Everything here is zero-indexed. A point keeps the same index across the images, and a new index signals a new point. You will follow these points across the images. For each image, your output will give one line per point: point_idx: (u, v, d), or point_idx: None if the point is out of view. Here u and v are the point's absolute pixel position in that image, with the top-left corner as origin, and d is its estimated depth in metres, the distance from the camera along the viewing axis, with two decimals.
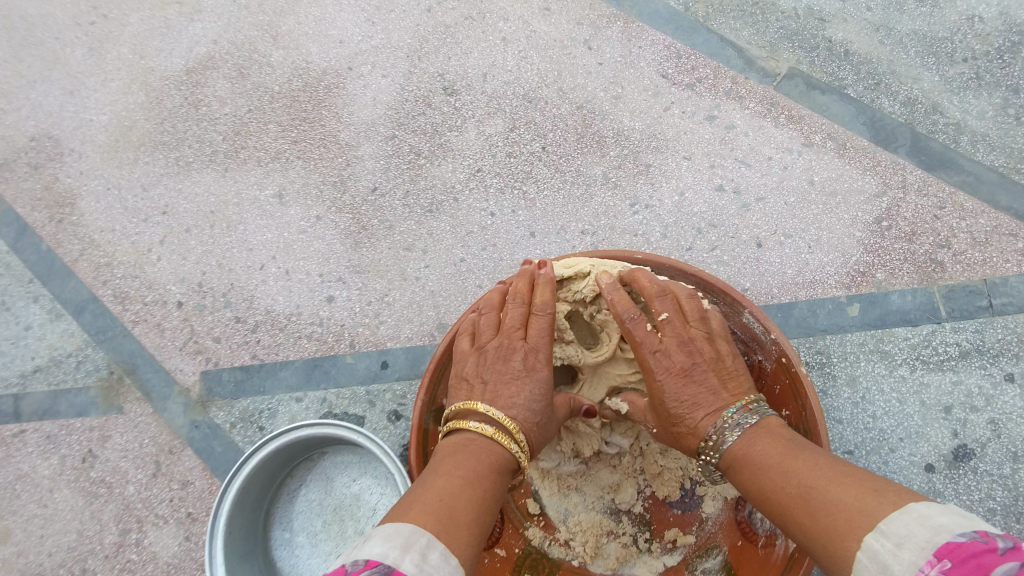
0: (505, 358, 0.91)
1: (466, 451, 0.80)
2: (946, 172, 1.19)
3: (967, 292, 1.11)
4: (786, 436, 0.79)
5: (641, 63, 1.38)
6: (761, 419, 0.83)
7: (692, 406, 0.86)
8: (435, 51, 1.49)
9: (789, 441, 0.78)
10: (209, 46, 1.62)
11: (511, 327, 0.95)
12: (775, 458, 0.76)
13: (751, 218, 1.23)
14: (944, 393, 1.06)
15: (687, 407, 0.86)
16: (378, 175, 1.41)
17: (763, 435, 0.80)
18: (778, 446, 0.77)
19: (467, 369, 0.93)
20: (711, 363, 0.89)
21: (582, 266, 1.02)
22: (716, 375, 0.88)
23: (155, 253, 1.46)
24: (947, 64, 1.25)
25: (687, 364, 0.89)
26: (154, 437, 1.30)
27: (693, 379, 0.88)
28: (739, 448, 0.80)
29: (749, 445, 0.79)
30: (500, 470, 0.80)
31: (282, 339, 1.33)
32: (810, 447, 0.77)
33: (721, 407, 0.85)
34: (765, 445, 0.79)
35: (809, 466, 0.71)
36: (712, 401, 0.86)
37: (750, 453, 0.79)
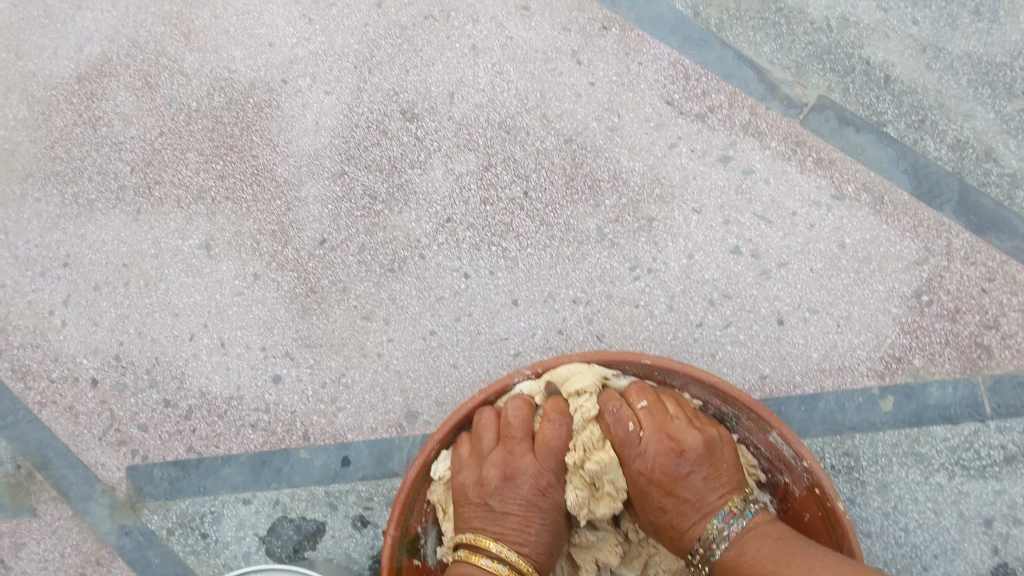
0: (512, 477, 0.84)
1: None
2: (996, 236, 1.02)
3: (1015, 383, 0.97)
4: (775, 537, 0.74)
5: (642, 85, 1.14)
6: (750, 522, 0.77)
7: (681, 510, 0.80)
8: (389, 61, 1.21)
9: (773, 536, 0.75)
10: (104, 45, 1.30)
11: (516, 436, 0.86)
12: (763, 559, 0.72)
13: (771, 288, 1.04)
14: (985, 505, 0.94)
15: (674, 515, 0.81)
16: (326, 223, 1.17)
17: (760, 538, 0.75)
18: (768, 548, 0.73)
19: (464, 480, 0.85)
20: (702, 463, 0.82)
21: (583, 383, 0.88)
22: (705, 473, 0.81)
23: (59, 316, 1.21)
24: (1004, 98, 1.06)
25: (670, 468, 0.82)
26: (77, 545, 1.11)
27: (678, 483, 0.81)
28: (730, 557, 0.75)
29: (742, 554, 0.75)
30: None
31: (221, 428, 1.12)
32: (801, 544, 0.73)
33: (707, 512, 0.79)
34: (757, 548, 0.74)
35: (806, 571, 0.68)
36: (702, 507, 0.80)
37: (745, 562, 0.74)
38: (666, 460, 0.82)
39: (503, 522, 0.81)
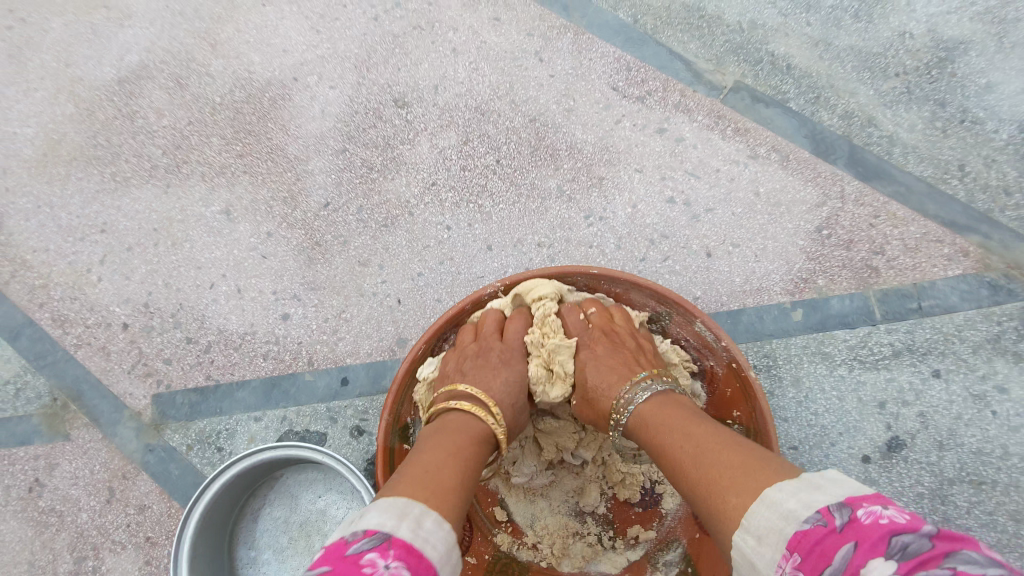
0: (483, 354, 0.99)
1: (443, 429, 0.85)
2: (879, 183, 1.26)
3: (898, 295, 1.19)
4: (686, 411, 0.85)
5: (592, 76, 1.39)
6: (666, 392, 0.91)
7: (612, 376, 0.95)
8: (384, 62, 1.46)
9: (690, 412, 0.85)
10: (142, 54, 1.54)
11: (488, 333, 1.04)
12: (673, 425, 0.81)
13: (701, 229, 1.26)
14: (878, 390, 1.15)
15: (607, 384, 0.95)
16: (330, 191, 1.38)
17: (672, 403, 0.88)
18: (676, 420, 0.82)
19: (446, 365, 1.02)
20: (631, 345, 1.01)
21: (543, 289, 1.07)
22: (634, 352, 0.99)
23: (96, 273, 1.39)
24: (880, 78, 1.32)
25: (609, 353, 0.99)
26: (106, 463, 1.27)
27: (612, 357, 0.98)
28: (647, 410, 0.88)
29: (656, 424, 0.84)
30: (478, 442, 0.85)
31: (237, 359, 1.30)
32: (705, 421, 0.81)
33: (631, 376, 0.93)
34: (672, 411, 0.85)
35: (700, 442, 0.75)
36: (629, 371, 0.95)
37: (648, 415, 0.87)
38: (606, 345, 0.99)
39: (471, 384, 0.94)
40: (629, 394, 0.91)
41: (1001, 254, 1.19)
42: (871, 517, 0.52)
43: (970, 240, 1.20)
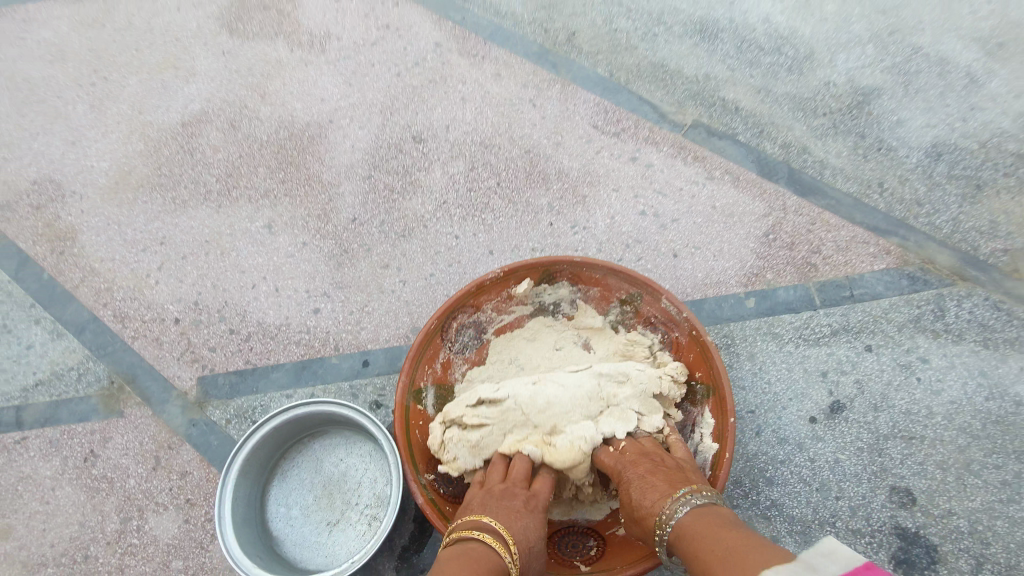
0: (509, 498, 1.05)
1: (464, 555, 0.90)
2: (814, 197, 1.52)
3: (834, 285, 1.42)
4: (715, 520, 0.90)
5: (576, 117, 1.69)
6: (705, 505, 0.95)
7: (648, 500, 1.01)
8: (405, 107, 1.77)
9: (725, 520, 0.91)
10: (203, 104, 1.85)
11: (517, 476, 1.11)
12: (707, 528, 0.89)
13: (668, 235, 1.52)
14: (821, 362, 1.34)
15: (643, 497, 1.01)
16: (357, 208, 1.64)
17: (706, 513, 0.92)
18: (706, 526, 0.89)
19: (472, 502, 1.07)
20: (666, 469, 1.06)
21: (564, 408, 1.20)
22: (670, 472, 1.04)
23: (154, 277, 1.62)
24: (811, 117, 1.61)
25: (639, 474, 1.06)
26: (154, 435, 1.45)
27: (648, 480, 1.04)
28: (683, 525, 0.92)
29: (687, 526, 0.91)
30: (497, 572, 0.89)
31: (274, 346, 1.51)
32: (732, 525, 0.89)
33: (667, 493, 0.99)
34: (708, 521, 0.90)
35: (723, 542, 0.84)
36: (664, 492, 1.00)
37: (685, 527, 0.91)
38: (642, 481, 1.05)
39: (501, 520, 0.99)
40: (671, 507, 0.96)
41: (917, 251, 1.44)
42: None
43: (891, 241, 1.45)
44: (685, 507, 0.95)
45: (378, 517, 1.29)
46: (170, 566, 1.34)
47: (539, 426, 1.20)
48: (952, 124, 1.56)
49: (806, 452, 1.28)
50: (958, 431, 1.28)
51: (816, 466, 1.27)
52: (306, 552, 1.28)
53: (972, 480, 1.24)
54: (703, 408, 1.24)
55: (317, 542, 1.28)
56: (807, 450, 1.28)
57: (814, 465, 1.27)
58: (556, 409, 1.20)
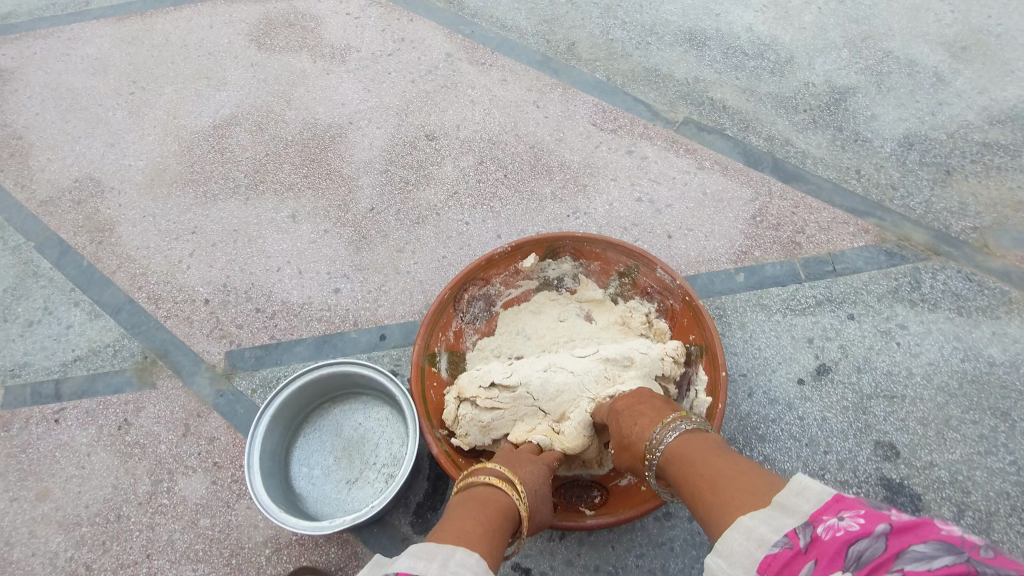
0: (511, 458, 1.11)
1: (471, 498, 0.93)
2: (798, 183, 1.65)
3: (817, 261, 1.52)
4: (702, 449, 0.93)
5: (577, 116, 1.84)
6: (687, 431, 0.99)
7: (638, 433, 1.06)
8: (419, 110, 1.92)
9: (716, 446, 0.93)
10: (233, 109, 2.02)
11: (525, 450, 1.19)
12: (700, 458, 0.91)
13: (664, 219, 1.64)
14: (807, 329, 1.43)
15: (636, 434, 1.06)
16: (375, 199, 1.78)
17: (694, 438, 0.96)
18: (698, 450, 0.93)
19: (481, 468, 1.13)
20: (651, 405, 1.11)
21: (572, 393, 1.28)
22: (656, 406, 1.10)
23: (186, 263, 1.74)
24: (793, 113, 1.75)
25: (630, 419, 1.11)
26: (184, 404, 1.52)
27: (635, 416, 1.10)
28: (672, 448, 0.97)
29: (682, 449, 0.95)
30: (506, 510, 0.92)
31: (296, 323, 1.61)
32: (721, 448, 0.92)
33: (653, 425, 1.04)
34: (698, 448, 0.93)
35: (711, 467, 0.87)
36: (647, 424, 1.05)
37: (674, 454, 0.96)
38: (631, 419, 1.10)
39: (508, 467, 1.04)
40: (659, 435, 1.01)
41: (894, 230, 1.55)
42: (830, 533, 0.63)
43: (869, 221, 1.57)
44: (671, 432, 0.99)
45: (395, 475, 1.34)
46: (197, 524, 1.38)
47: (549, 414, 1.29)
48: (922, 118, 1.70)
49: (795, 412, 1.34)
50: (936, 391, 1.34)
51: (805, 423, 1.32)
52: (326, 508, 1.33)
53: (952, 434, 1.30)
54: (697, 367, 1.33)
55: (337, 499, 1.34)
56: (797, 409, 1.34)
57: (803, 422, 1.33)
58: (566, 396, 1.29)
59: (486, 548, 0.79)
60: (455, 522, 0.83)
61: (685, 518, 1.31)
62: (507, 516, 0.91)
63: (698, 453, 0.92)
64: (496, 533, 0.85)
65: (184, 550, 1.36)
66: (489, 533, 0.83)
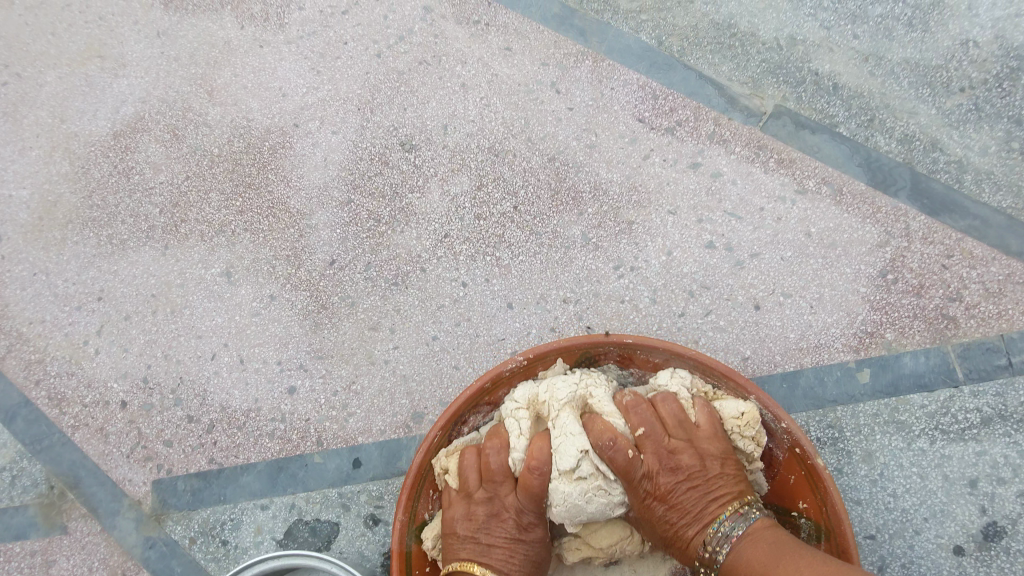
0: (493, 520, 0.90)
1: None
2: (950, 216, 1.10)
3: (983, 350, 1.03)
4: (774, 540, 0.79)
5: (615, 106, 1.27)
6: (749, 527, 0.82)
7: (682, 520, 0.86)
8: (389, 101, 1.35)
9: (775, 541, 0.79)
10: (137, 106, 1.46)
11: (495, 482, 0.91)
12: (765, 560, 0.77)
13: (746, 276, 1.12)
14: (968, 466, 0.98)
15: (677, 525, 0.86)
16: (335, 247, 1.28)
17: (755, 540, 0.80)
18: (764, 549, 0.78)
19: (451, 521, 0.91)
20: (698, 476, 0.87)
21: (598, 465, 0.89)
22: (704, 488, 0.87)
23: (93, 345, 1.31)
24: (943, 95, 1.16)
25: (673, 485, 0.87)
26: (105, 559, 1.18)
27: (680, 496, 0.86)
28: (732, 564, 0.80)
29: (740, 556, 0.80)
30: None
31: (242, 439, 1.20)
32: (796, 547, 0.77)
33: (707, 519, 0.85)
34: (754, 550, 0.79)
35: (794, 567, 0.74)
36: (702, 516, 0.85)
37: (743, 563, 0.79)
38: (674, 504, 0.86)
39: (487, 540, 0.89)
40: (712, 541, 0.83)
41: None
42: None
43: None
44: (727, 546, 0.81)
45: None
46: None
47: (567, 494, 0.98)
48: None
49: None
50: None
51: None
52: None
53: None
54: None
55: None
56: None
57: None
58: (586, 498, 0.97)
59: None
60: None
61: None
62: None
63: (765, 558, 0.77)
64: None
65: None
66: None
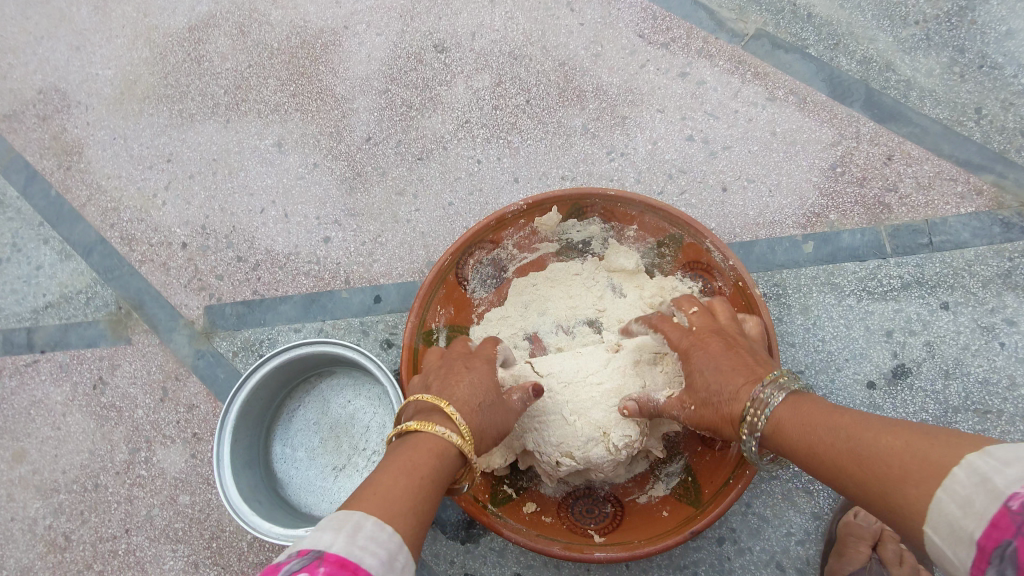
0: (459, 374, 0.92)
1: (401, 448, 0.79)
2: (895, 124, 1.30)
3: (910, 231, 1.22)
4: (829, 407, 0.73)
5: (620, 24, 1.47)
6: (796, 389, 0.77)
7: (726, 382, 0.83)
8: (427, 11, 1.56)
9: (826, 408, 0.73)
10: (211, 5, 1.68)
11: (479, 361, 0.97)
12: (823, 424, 0.71)
13: (718, 164, 1.32)
14: (886, 319, 1.18)
15: (722, 381, 0.83)
16: (372, 126, 1.50)
17: (806, 403, 0.75)
18: (815, 412, 0.73)
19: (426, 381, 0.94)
20: (743, 348, 0.87)
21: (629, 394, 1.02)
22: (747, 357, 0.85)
23: (161, 198, 1.54)
24: (900, 26, 1.35)
25: (718, 351, 0.87)
26: (161, 365, 1.41)
27: (721, 362, 0.86)
28: (784, 417, 0.75)
29: (790, 415, 0.74)
30: (442, 455, 0.78)
31: (281, 277, 1.42)
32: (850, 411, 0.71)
33: (756, 378, 0.81)
34: (809, 414, 0.73)
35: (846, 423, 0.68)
36: (751, 374, 0.82)
37: (788, 424, 0.74)
38: (713, 359, 0.86)
39: (440, 390, 0.89)
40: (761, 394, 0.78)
41: (1015, 193, 1.22)
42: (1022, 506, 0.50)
43: (984, 179, 1.24)
44: (781, 392, 0.76)
45: None
46: (177, 501, 1.34)
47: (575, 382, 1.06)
48: None
49: None
50: None
51: None
52: (311, 496, 1.24)
53: None
54: None
55: (323, 486, 1.24)
56: None
57: None
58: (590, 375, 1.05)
59: (416, 508, 0.71)
60: (367, 493, 0.70)
61: (713, 540, 1.18)
62: (443, 460, 0.78)
63: (818, 420, 0.72)
64: (427, 486, 0.74)
65: (164, 528, 1.33)
66: (419, 493, 0.73)
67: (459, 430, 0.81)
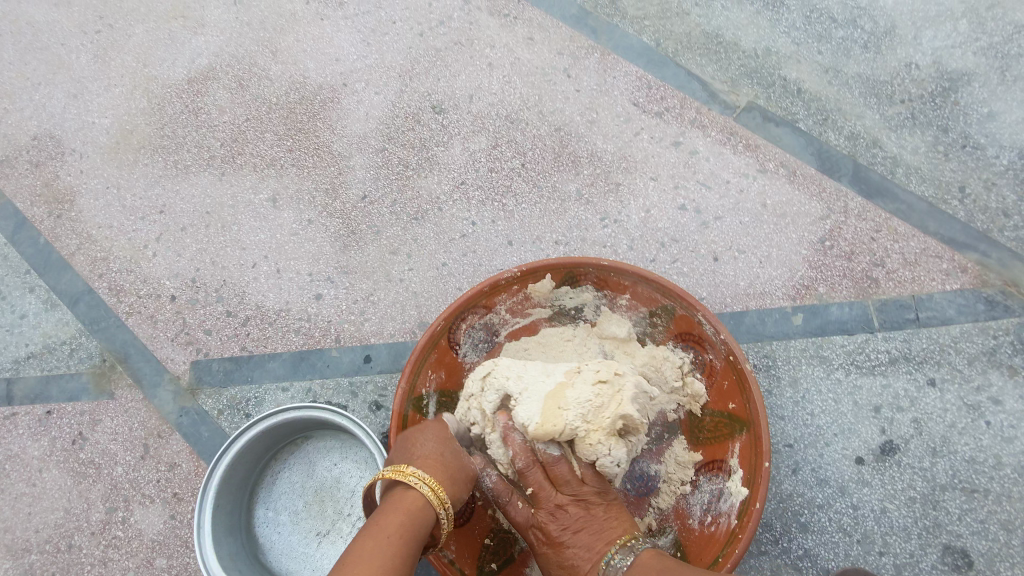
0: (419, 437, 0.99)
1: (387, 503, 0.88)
2: (882, 200, 1.33)
3: (897, 305, 1.25)
4: (661, 568, 0.87)
5: (615, 92, 1.50)
6: (635, 557, 0.92)
7: (580, 558, 0.96)
8: (426, 73, 1.59)
9: (663, 565, 0.88)
10: (211, 59, 1.69)
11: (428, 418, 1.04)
12: None
13: (710, 234, 1.34)
14: (875, 395, 1.19)
15: (574, 566, 0.97)
16: (368, 184, 1.51)
17: (642, 567, 0.89)
18: (652, 574, 0.87)
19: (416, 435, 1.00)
20: (583, 523, 0.99)
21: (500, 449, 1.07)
22: (590, 540, 0.97)
23: (152, 249, 1.53)
24: (886, 104, 1.39)
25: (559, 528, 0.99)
26: (144, 421, 1.38)
27: (570, 538, 0.98)
28: None
29: None
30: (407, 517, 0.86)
31: (271, 333, 1.41)
32: (682, 568, 0.87)
33: (602, 555, 0.96)
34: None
35: None
36: (596, 554, 0.96)
37: None
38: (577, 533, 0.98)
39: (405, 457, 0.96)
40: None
41: (999, 271, 1.26)
42: None
43: (969, 257, 1.27)
44: (619, 571, 0.90)
45: None
46: (154, 564, 1.31)
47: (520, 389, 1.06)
48: None
49: (848, 497, 1.15)
50: None
51: (859, 514, 1.14)
52: (293, 562, 1.21)
53: None
54: (733, 443, 1.10)
55: (305, 553, 1.21)
56: (851, 495, 1.15)
57: (856, 513, 1.14)
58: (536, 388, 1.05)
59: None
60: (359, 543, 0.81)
61: None
62: (411, 514, 0.87)
63: None
64: (395, 544, 0.81)
65: None
66: (391, 558, 0.79)
67: (428, 481, 0.90)
